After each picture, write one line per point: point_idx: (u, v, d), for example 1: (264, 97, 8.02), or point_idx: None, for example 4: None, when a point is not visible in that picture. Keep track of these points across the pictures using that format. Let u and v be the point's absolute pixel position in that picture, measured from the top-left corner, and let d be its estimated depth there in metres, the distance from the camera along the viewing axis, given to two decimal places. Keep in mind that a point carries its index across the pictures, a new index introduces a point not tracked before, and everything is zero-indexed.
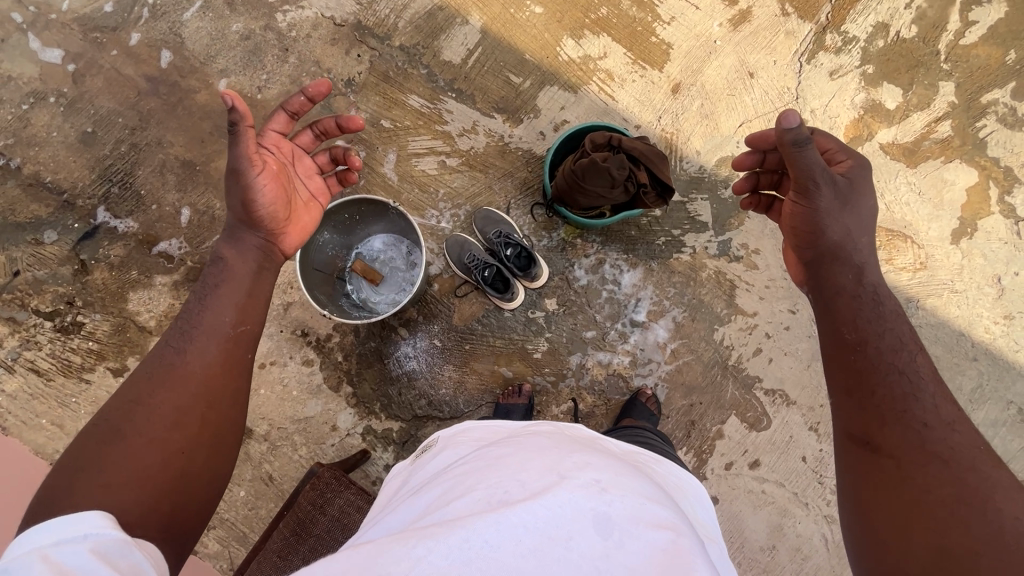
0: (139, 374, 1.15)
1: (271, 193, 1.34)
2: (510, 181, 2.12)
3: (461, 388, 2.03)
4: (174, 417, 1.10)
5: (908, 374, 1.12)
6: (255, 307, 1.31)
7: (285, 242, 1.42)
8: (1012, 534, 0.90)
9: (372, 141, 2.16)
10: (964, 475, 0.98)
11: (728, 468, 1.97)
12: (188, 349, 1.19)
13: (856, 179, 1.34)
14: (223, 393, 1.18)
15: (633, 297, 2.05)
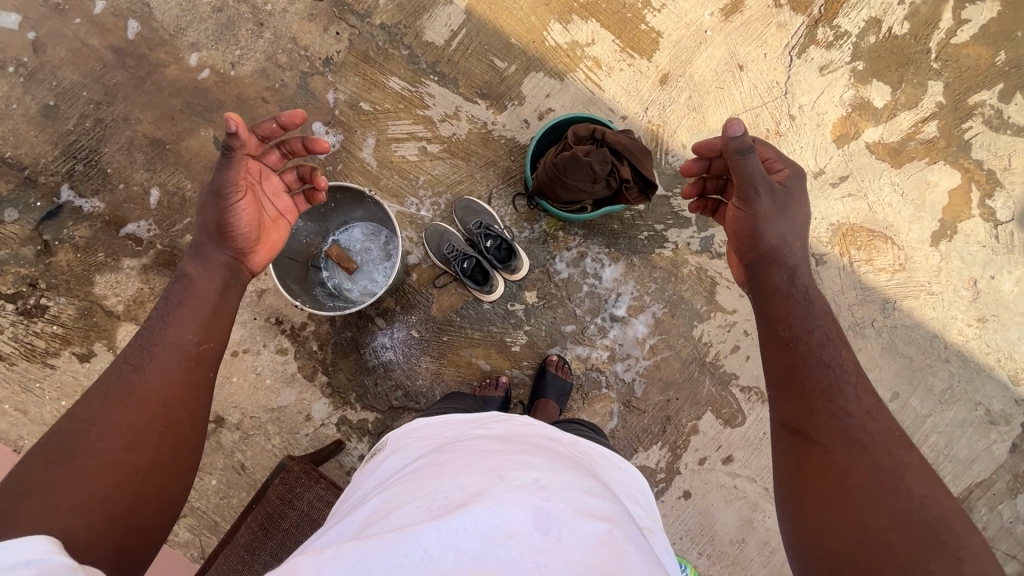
0: (96, 393, 1.15)
1: (249, 214, 1.37)
2: (492, 170, 2.07)
3: (438, 380, 2.01)
4: (130, 436, 1.10)
5: (834, 366, 1.13)
6: (219, 324, 1.32)
7: (253, 258, 1.43)
8: (921, 512, 0.93)
9: (350, 125, 2.09)
10: (882, 457, 1.01)
11: (702, 463, 1.99)
12: (148, 367, 1.19)
13: (790, 184, 1.33)
14: (182, 410, 1.19)
15: (613, 292, 2.03)
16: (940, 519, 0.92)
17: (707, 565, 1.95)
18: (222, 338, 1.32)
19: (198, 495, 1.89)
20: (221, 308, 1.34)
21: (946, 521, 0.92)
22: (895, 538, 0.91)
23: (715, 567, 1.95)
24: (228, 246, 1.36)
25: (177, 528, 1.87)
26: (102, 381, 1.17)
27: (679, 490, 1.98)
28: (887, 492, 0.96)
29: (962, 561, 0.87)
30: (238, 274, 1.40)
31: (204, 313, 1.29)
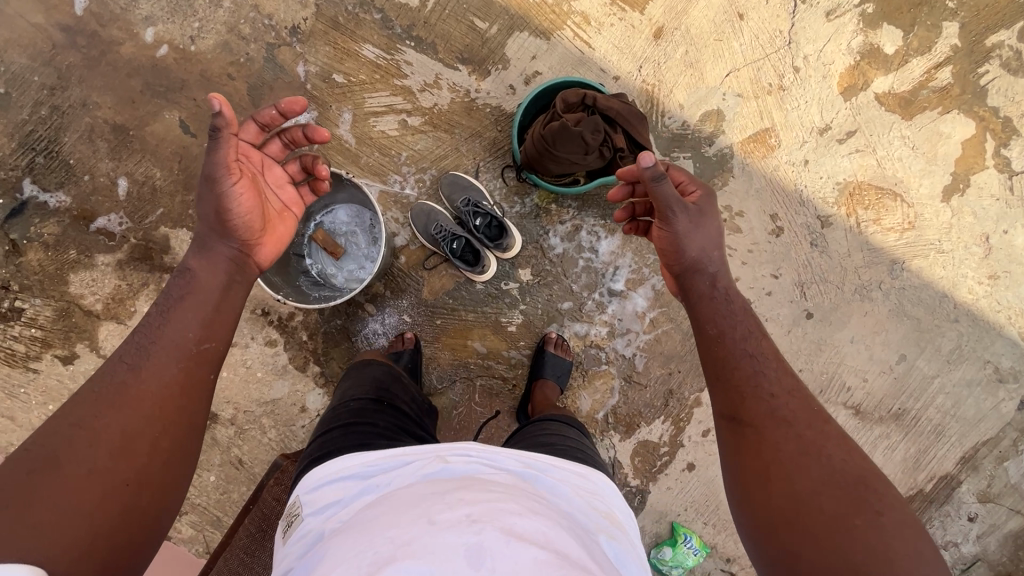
0: (89, 393, 1.13)
1: (247, 201, 1.31)
2: (478, 141, 1.94)
3: (433, 364, 1.94)
4: (121, 443, 1.08)
5: (757, 356, 1.23)
6: (220, 324, 1.29)
7: (256, 246, 1.37)
8: (843, 473, 1.05)
9: (324, 99, 1.95)
10: (804, 431, 1.11)
11: (706, 435, 1.96)
12: (145, 366, 1.18)
13: (704, 201, 1.37)
14: (176, 412, 1.17)
15: (611, 265, 1.95)
16: (859, 478, 1.04)
17: (713, 534, 1.95)
18: (223, 337, 1.30)
19: (198, 491, 1.87)
20: (222, 304, 1.31)
21: (865, 478, 1.04)
22: (825, 503, 1.01)
23: (721, 536, 1.95)
24: (229, 235, 1.31)
25: (180, 524, 1.85)
26: (97, 379, 1.16)
27: (683, 463, 1.95)
28: (812, 461, 1.06)
29: (880, 512, 0.99)
30: (241, 271, 1.35)
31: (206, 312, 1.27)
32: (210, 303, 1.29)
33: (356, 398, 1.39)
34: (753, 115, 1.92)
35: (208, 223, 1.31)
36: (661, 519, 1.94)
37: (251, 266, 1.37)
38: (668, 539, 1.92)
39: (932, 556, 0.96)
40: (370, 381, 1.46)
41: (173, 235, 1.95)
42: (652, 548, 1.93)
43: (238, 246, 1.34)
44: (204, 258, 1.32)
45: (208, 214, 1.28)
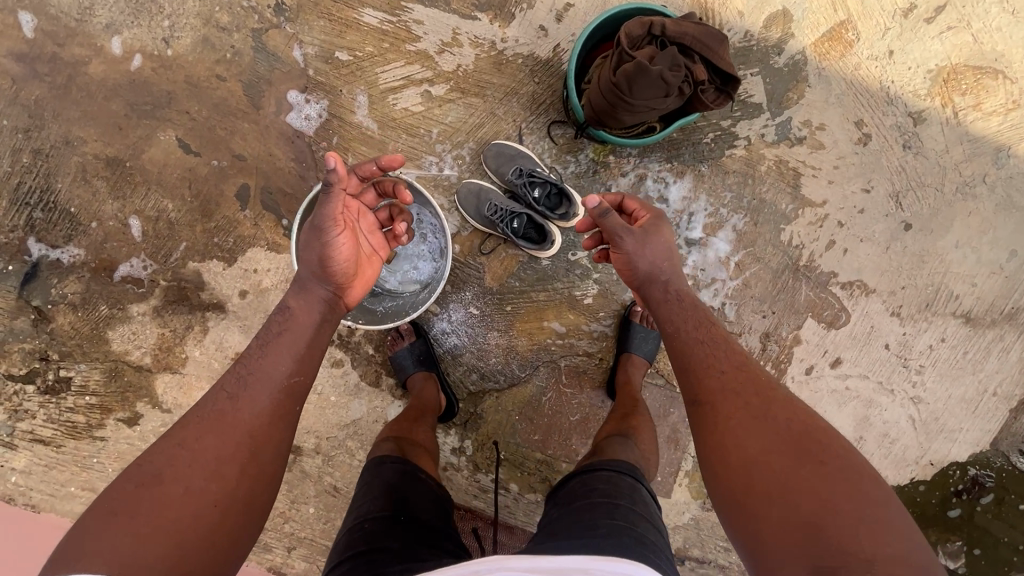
0: (192, 417, 1.14)
1: (347, 249, 1.33)
2: (515, 99, 1.70)
3: (512, 353, 1.81)
4: (214, 466, 1.07)
5: (707, 341, 1.29)
6: (308, 361, 1.26)
7: (348, 290, 1.38)
8: (791, 431, 1.08)
9: (332, 84, 1.72)
10: (754, 404, 1.15)
11: (810, 374, 1.83)
12: (241, 397, 1.17)
13: (658, 228, 1.41)
14: (267, 443, 1.14)
15: (685, 213, 1.76)
16: (807, 434, 1.08)
17: None
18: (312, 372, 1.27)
19: (300, 525, 1.80)
20: (314, 343, 1.29)
21: (811, 434, 1.07)
22: (776, 460, 1.04)
23: None
24: (330, 279, 1.31)
25: (291, 561, 1.79)
26: (199, 404, 1.16)
27: None
28: (765, 429, 1.10)
29: (825, 462, 1.02)
30: (332, 310, 1.34)
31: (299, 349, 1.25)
32: (300, 341, 1.27)
33: (368, 517, 1.08)
34: (826, 9, 1.68)
35: (310, 269, 1.32)
36: None
37: (342, 307, 1.37)
38: None
39: (883, 505, 0.96)
40: (380, 487, 1.17)
41: (204, 268, 1.78)
42: None
43: (334, 291, 1.34)
44: (303, 298, 1.32)
45: (313, 261, 1.30)
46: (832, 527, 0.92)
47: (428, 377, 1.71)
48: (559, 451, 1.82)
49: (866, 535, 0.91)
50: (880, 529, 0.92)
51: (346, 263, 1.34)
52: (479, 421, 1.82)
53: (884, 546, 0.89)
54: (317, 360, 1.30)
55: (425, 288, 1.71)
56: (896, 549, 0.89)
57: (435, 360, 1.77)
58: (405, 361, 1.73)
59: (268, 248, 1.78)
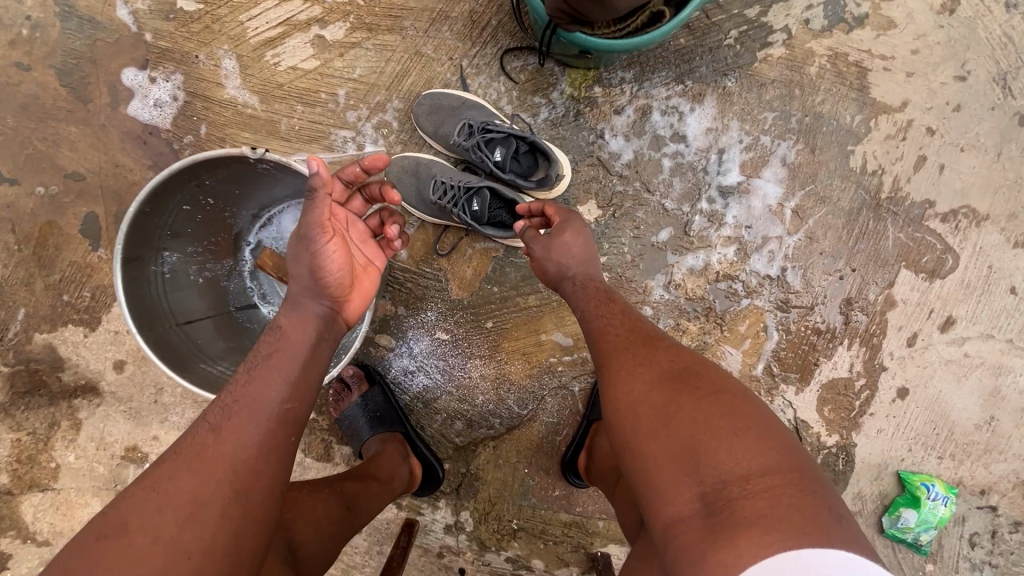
0: (174, 445, 0.74)
1: (340, 257, 0.86)
2: (448, 27, 1.18)
3: (504, 385, 1.31)
4: (188, 513, 0.67)
5: (590, 290, 1.00)
6: (306, 378, 0.81)
7: (347, 303, 0.90)
8: (677, 366, 0.84)
9: (182, 48, 1.19)
10: (627, 339, 0.91)
11: (913, 344, 1.33)
12: (226, 423, 0.75)
13: (568, 228, 1.03)
14: (257, 485, 0.72)
15: (712, 152, 1.24)
16: (693, 368, 0.84)
17: (954, 468, 1.38)
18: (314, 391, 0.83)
19: None
20: (311, 367, 0.83)
21: (696, 368, 0.84)
22: (664, 400, 0.79)
23: (966, 466, 1.38)
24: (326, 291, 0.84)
25: None
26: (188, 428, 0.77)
27: (890, 391, 1.35)
28: (640, 359, 0.87)
29: (714, 394, 0.78)
30: (331, 328, 0.87)
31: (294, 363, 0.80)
32: (295, 355, 0.81)
33: None
34: None
35: (301, 282, 0.86)
36: (880, 473, 1.37)
37: (341, 327, 0.90)
38: (903, 498, 1.35)
39: (767, 419, 0.76)
40: None
41: (58, 340, 1.27)
42: (883, 517, 1.37)
43: (334, 305, 0.87)
44: (297, 311, 0.85)
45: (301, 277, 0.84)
46: (714, 447, 0.72)
47: (388, 437, 1.20)
48: (591, 507, 1.33)
49: (749, 449, 0.71)
50: (765, 441, 0.72)
51: (343, 273, 0.87)
52: (476, 484, 1.33)
53: (766, 455, 0.71)
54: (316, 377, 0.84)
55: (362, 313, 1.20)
56: (783, 459, 0.71)
57: (400, 413, 1.26)
58: (359, 421, 1.23)
59: None
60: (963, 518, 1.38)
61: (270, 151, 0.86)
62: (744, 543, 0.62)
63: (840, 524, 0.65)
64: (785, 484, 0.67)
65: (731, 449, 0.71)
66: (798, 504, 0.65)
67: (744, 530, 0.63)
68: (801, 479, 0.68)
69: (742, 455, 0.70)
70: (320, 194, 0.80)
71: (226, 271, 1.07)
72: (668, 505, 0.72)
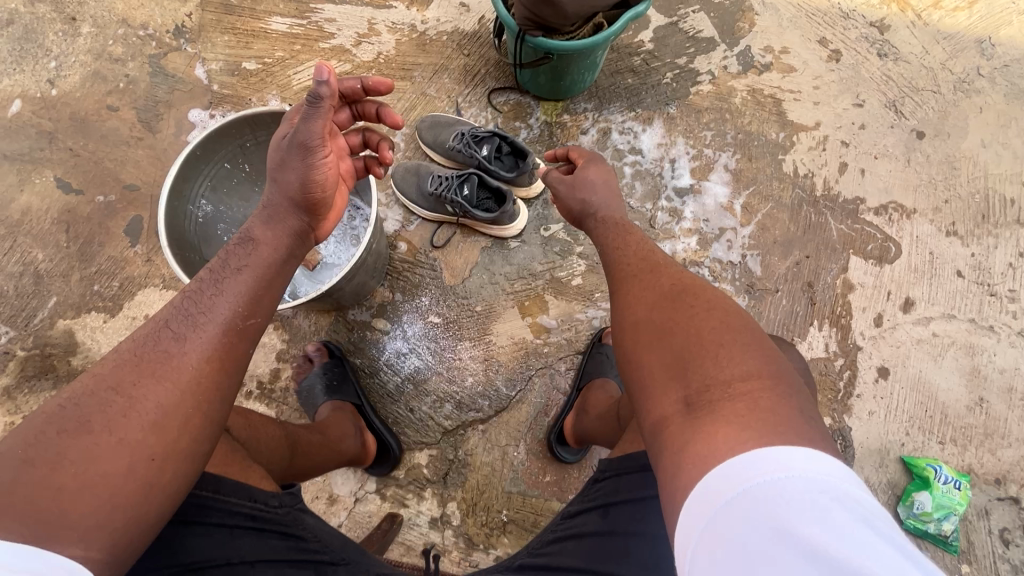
0: (126, 352, 0.76)
1: (330, 175, 1.02)
2: (447, 76, 1.53)
3: (493, 368, 1.35)
4: (154, 420, 0.71)
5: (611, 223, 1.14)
6: (262, 303, 0.90)
7: (322, 221, 1.06)
8: (681, 292, 0.87)
9: (239, 94, 1.53)
10: (640, 282, 0.94)
11: (880, 324, 1.41)
12: (187, 336, 0.80)
13: (592, 168, 1.21)
14: (217, 393, 0.78)
15: (665, 161, 1.49)
16: (700, 293, 0.85)
17: (960, 453, 1.33)
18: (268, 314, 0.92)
19: None
20: (267, 295, 0.92)
21: (700, 293, 0.85)
22: (666, 318, 0.82)
23: (972, 452, 1.33)
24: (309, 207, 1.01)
25: None
26: (139, 335, 0.79)
27: (871, 371, 1.38)
28: (650, 289, 0.90)
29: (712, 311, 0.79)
30: (301, 245, 1.02)
31: (258, 283, 0.90)
32: (258, 280, 0.91)
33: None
34: None
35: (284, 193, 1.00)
36: (884, 459, 1.34)
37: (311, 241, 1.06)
38: (913, 484, 1.30)
39: (764, 340, 0.75)
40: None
41: (78, 325, 1.37)
42: (898, 508, 1.30)
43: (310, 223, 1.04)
44: (271, 228, 0.99)
45: (291, 186, 0.98)
46: (702, 356, 0.73)
47: (339, 408, 1.22)
48: None
49: (736, 357, 0.72)
50: (754, 352, 0.72)
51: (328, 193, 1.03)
52: (464, 472, 1.28)
53: (753, 362, 0.71)
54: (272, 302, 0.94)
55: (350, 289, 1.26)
56: (767, 368, 0.71)
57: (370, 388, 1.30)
58: (317, 389, 1.25)
59: (163, 286, 1.40)
60: (987, 510, 1.30)
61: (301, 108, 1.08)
62: (718, 434, 0.63)
63: (811, 427, 0.65)
64: (763, 389, 0.67)
65: (718, 356, 0.73)
66: (773, 406, 0.65)
67: (720, 424, 0.65)
68: (778, 384, 0.68)
69: (728, 362, 0.71)
70: (324, 104, 0.92)
71: None
72: (657, 405, 0.75)
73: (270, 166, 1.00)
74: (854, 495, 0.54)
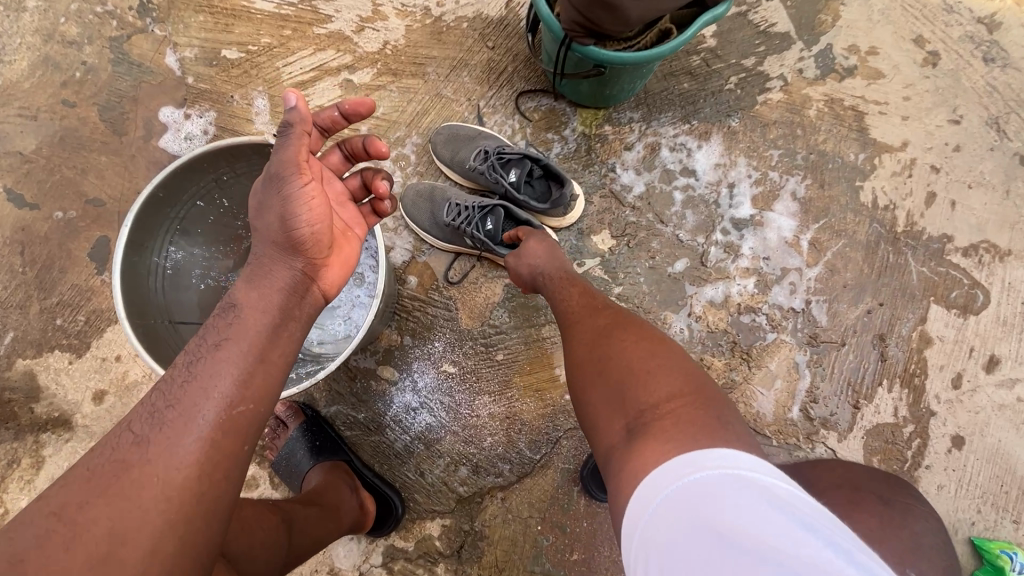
0: (84, 463, 0.61)
1: (319, 207, 0.75)
2: (467, 74, 1.28)
3: (515, 426, 1.19)
4: (104, 553, 0.55)
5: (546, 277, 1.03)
6: (256, 378, 0.68)
7: (324, 270, 0.79)
8: (605, 319, 0.87)
9: (219, 90, 1.28)
10: (579, 318, 0.91)
11: (959, 386, 1.23)
12: (154, 439, 0.61)
13: (533, 238, 1.08)
14: (195, 512, 0.60)
15: (723, 186, 1.26)
16: (622, 319, 0.86)
17: None
18: (273, 395, 0.70)
19: None
20: (266, 363, 0.70)
21: (621, 319, 0.86)
22: (597, 350, 0.82)
23: None
24: (304, 246, 0.75)
25: None
26: (105, 439, 0.63)
27: (945, 441, 1.21)
28: (583, 325, 0.88)
29: (632, 336, 0.80)
30: (300, 303, 0.75)
31: (249, 358, 0.68)
32: (250, 347, 0.69)
33: None
34: None
35: (269, 240, 0.75)
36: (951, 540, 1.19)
37: (315, 298, 0.78)
38: (984, 571, 1.15)
39: (682, 356, 0.76)
40: None
41: (40, 366, 1.19)
42: None
43: (309, 270, 0.77)
44: (258, 287, 0.74)
45: (273, 232, 0.74)
46: (634, 383, 0.73)
47: (331, 470, 1.06)
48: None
49: (660, 378, 0.72)
50: (675, 372, 0.73)
51: (321, 228, 0.76)
52: (481, 545, 1.14)
53: (676, 382, 0.71)
54: (278, 374, 0.71)
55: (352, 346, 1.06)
56: (690, 384, 0.71)
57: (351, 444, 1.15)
58: (298, 455, 1.09)
59: None
60: None
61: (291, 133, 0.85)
62: (650, 453, 0.63)
63: (736, 435, 0.64)
64: (685, 404, 0.67)
65: (646, 380, 0.72)
66: (694, 419, 0.65)
67: (654, 440, 0.64)
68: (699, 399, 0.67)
69: (654, 386, 0.71)
70: (295, 132, 0.71)
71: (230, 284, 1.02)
72: (605, 436, 0.73)
73: (251, 214, 0.77)
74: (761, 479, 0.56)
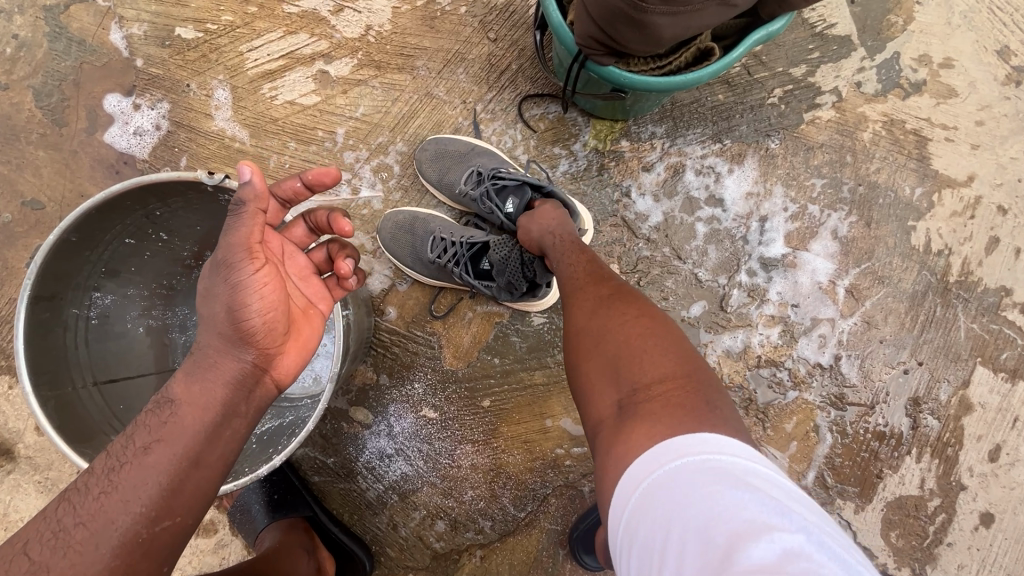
0: None
1: (272, 294, 0.67)
2: (464, 70, 1.08)
3: (498, 482, 1.07)
4: None
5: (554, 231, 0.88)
6: (186, 490, 0.60)
7: (278, 357, 0.70)
8: (605, 289, 0.75)
9: (174, 76, 1.09)
10: (578, 282, 0.78)
11: (996, 460, 1.09)
12: (58, 564, 0.54)
13: (545, 204, 0.94)
14: None
15: (753, 219, 1.09)
16: (622, 291, 0.74)
17: None
18: (206, 501, 0.62)
19: None
20: (199, 467, 0.61)
21: (623, 291, 0.74)
22: (594, 318, 0.71)
23: None
24: (253, 337, 0.66)
25: None
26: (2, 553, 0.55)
27: (973, 518, 1.09)
28: (581, 292, 0.76)
29: (629, 312, 0.69)
30: (247, 398, 0.66)
31: (177, 467, 0.59)
32: (182, 451, 0.60)
33: None
34: None
35: (214, 330, 0.66)
36: None
37: (264, 390, 0.69)
38: None
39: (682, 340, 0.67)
40: None
41: None
42: None
43: (261, 361, 0.68)
44: (199, 381, 0.64)
45: (218, 319, 0.65)
46: (631, 358, 0.64)
47: (286, 534, 0.95)
48: None
49: (655, 356, 0.63)
50: (671, 353, 0.64)
51: (274, 316, 0.67)
52: None
53: (672, 363, 0.62)
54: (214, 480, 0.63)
55: (314, 400, 0.93)
56: (685, 367, 0.62)
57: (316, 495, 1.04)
58: (254, 509, 1.00)
59: None
60: None
61: (230, 181, 0.70)
62: (637, 438, 0.56)
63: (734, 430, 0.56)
64: (677, 389, 0.59)
65: (643, 355, 0.63)
66: (686, 404, 0.57)
67: (643, 425, 0.56)
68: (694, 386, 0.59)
69: (651, 363, 0.62)
70: (246, 211, 0.63)
71: (178, 321, 0.89)
72: (592, 408, 0.65)
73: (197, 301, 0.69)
74: (745, 471, 0.48)
